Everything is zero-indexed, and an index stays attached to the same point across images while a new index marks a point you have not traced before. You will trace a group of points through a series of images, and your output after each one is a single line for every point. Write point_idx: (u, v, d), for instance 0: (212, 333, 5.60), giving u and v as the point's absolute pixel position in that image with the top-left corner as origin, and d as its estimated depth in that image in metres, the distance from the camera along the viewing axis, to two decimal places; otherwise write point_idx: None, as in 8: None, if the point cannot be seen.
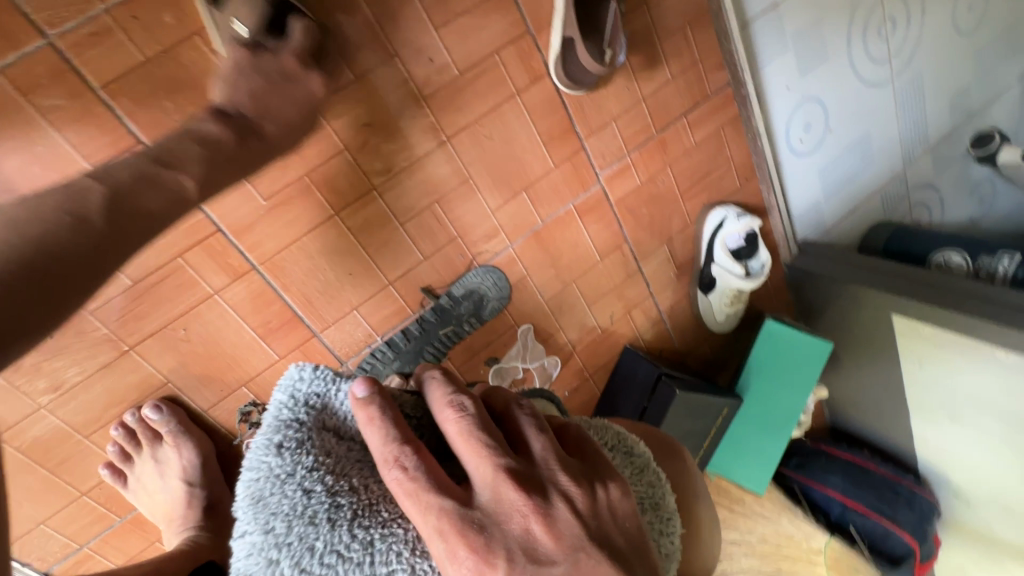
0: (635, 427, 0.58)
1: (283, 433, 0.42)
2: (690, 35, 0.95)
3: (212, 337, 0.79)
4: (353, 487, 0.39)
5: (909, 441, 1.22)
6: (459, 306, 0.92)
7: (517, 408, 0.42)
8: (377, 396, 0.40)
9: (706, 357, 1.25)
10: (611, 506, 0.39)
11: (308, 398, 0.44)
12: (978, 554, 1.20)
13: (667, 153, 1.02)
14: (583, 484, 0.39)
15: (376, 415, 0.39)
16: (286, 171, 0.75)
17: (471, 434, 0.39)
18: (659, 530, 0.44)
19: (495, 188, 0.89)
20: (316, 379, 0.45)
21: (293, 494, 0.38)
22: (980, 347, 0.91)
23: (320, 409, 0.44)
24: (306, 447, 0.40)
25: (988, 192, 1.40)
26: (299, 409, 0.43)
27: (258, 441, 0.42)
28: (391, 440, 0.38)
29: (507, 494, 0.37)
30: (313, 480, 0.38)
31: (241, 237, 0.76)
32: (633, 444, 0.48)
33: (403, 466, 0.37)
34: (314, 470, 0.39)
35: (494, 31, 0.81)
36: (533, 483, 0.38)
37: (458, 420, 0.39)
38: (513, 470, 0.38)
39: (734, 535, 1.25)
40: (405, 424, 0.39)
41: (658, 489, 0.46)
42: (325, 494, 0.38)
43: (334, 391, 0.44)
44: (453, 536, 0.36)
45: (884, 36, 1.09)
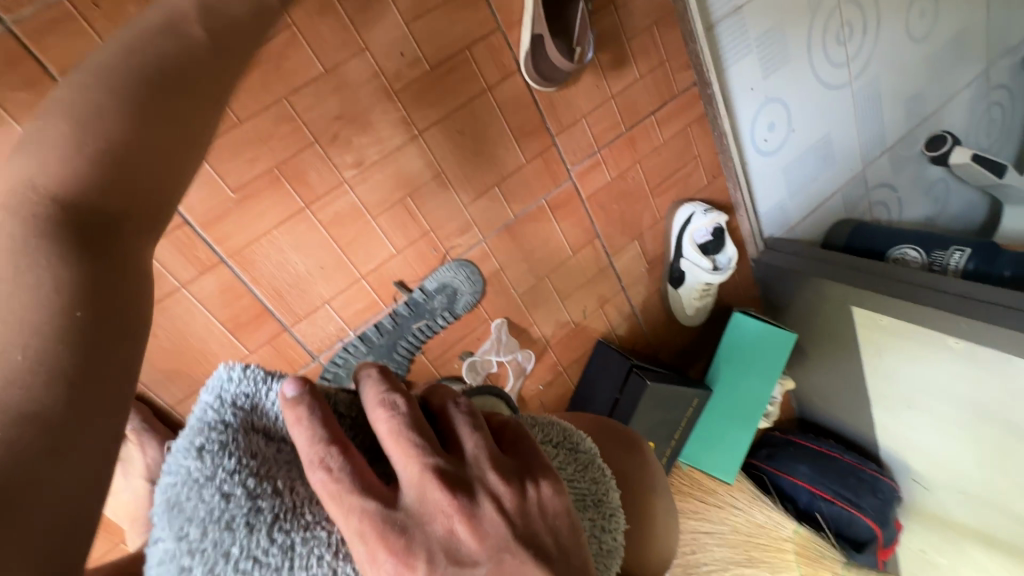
0: (590, 420, 0.60)
1: (205, 434, 0.36)
2: (657, 35, 0.97)
3: (179, 331, 0.78)
4: (277, 489, 0.35)
5: (871, 430, 1.27)
6: (432, 300, 0.92)
7: (454, 406, 0.40)
8: (306, 395, 0.36)
9: (677, 352, 1.27)
10: (542, 504, 0.38)
11: (236, 398, 0.38)
12: (937, 538, 1.24)
13: (636, 150, 1.04)
14: (514, 482, 0.38)
15: (304, 415, 0.36)
16: (254, 163, 0.75)
17: (401, 434, 0.36)
18: (603, 527, 0.45)
19: (467, 183, 0.90)
20: (246, 378, 0.39)
21: (210, 499, 0.33)
22: (934, 335, 0.95)
23: (249, 410, 0.38)
24: (228, 450, 0.35)
25: (942, 192, 1.47)
26: (225, 410, 0.37)
27: (178, 442, 0.36)
28: (317, 441, 0.35)
29: (433, 494, 0.35)
30: (233, 484, 0.34)
31: (208, 230, 0.75)
32: (578, 440, 0.49)
33: (328, 467, 0.34)
34: (236, 472, 0.35)
35: (465, 27, 0.82)
36: (461, 484, 0.36)
37: (389, 420, 0.36)
38: (443, 469, 0.36)
39: (705, 525, 1.26)
40: (334, 422, 0.36)
41: (601, 484, 0.47)
42: (245, 498, 0.34)
43: (265, 391, 0.39)
44: (374, 539, 0.34)
45: (842, 41, 1.14)
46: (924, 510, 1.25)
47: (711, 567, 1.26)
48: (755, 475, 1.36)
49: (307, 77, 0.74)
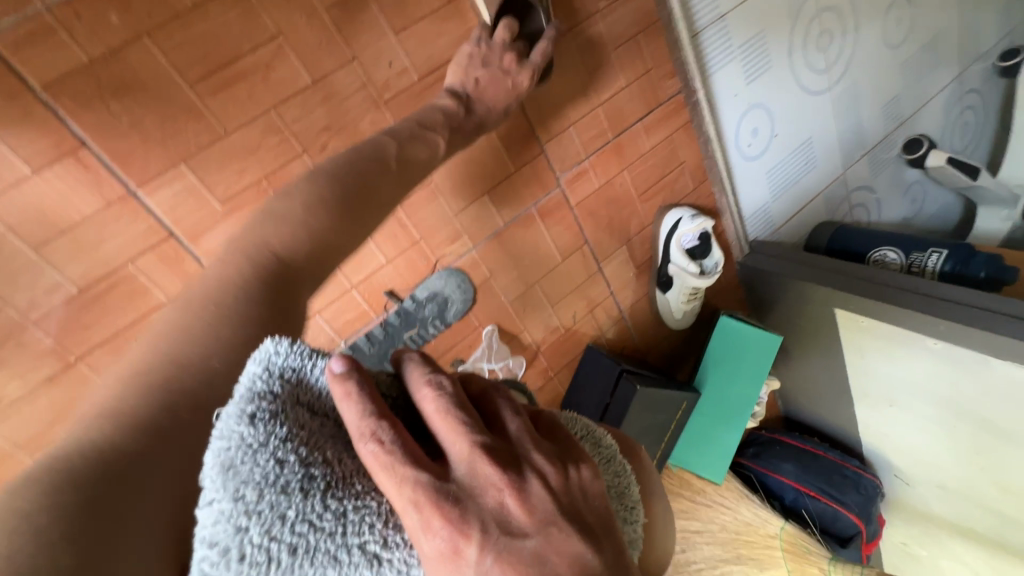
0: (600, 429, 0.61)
1: (255, 404, 0.35)
2: (643, 43, 0.98)
3: None
4: (327, 459, 0.35)
5: (854, 428, 1.30)
6: (423, 308, 0.92)
7: (495, 391, 0.41)
8: (354, 371, 0.37)
9: (666, 354, 1.29)
10: (583, 486, 0.38)
11: (283, 371, 0.37)
12: (918, 530, 1.28)
13: (623, 157, 1.05)
14: (558, 462, 0.38)
15: (353, 391, 0.36)
16: (243, 175, 0.74)
17: (449, 413, 0.37)
18: (625, 518, 0.44)
19: (456, 192, 0.90)
20: (292, 354, 0.38)
21: (264, 464, 0.33)
22: (913, 336, 0.98)
23: (295, 383, 0.38)
24: (279, 419, 0.35)
25: (919, 193, 1.51)
26: (272, 380, 0.37)
27: (228, 410, 0.35)
28: (368, 414, 0.35)
29: (485, 470, 0.36)
30: (286, 451, 0.33)
31: (196, 244, 0.75)
32: (601, 437, 0.48)
33: (379, 440, 0.35)
34: (287, 440, 0.34)
35: (453, 37, 0.82)
36: (509, 460, 0.37)
37: (437, 399, 0.37)
38: (490, 447, 0.37)
39: (695, 524, 1.29)
40: (382, 399, 0.37)
41: (622, 478, 0.46)
42: (299, 465, 0.33)
43: (311, 366, 0.38)
44: (428, 508, 0.34)
45: (823, 47, 1.17)
46: (906, 505, 1.29)
47: (700, 565, 1.27)
48: (743, 473, 1.39)
49: (295, 88, 0.74)
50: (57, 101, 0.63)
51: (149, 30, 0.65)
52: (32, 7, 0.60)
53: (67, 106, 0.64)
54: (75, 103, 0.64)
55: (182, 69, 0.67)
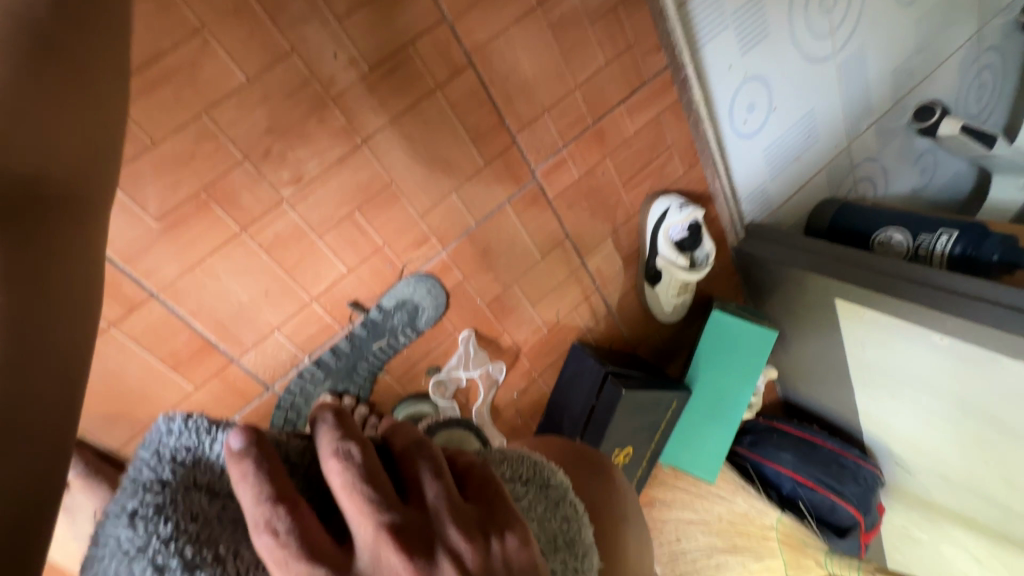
0: (566, 446, 0.58)
1: (140, 497, 0.33)
2: (623, 16, 0.89)
3: (116, 373, 0.73)
4: (218, 556, 0.31)
5: (855, 415, 1.25)
6: (391, 318, 0.86)
7: (416, 449, 0.36)
8: (253, 447, 0.33)
9: (658, 346, 1.23)
10: (507, 559, 0.34)
11: (176, 453, 0.35)
12: (918, 516, 1.24)
13: (605, 144, 0.97)
14: (478, 538, 0.33)
15: (250, 472, 0.32)
16: (177, 188, 0.68)
17: (356, 488, 0.33)
18: (574, 568, 0.41)
19: (421, 192, 0.83)
20: (187, 431, 0.36)
21: (141, 574, 0.30)
22: (918, 330, 0.92)
23: (190, 465, 0.35)
24: (164, 514, 0.32)
25: (930, 163, 1.41)
26: (163, 466, 0.34)
27: (113, 507, 0.33)
28: (263, 499, 0.31)
29: (389, 557, 0.31)
30: (167, 555, 0.30)
31: (133, 264, 0.68)
32: (549, 475, 0.46)
33: (273, 529, 0.31)
34: (171, 541, 0.31)
35: (405, 19, 0.73)
36: (419, 541, 0.32)
37: (343, 472, 0.33)
38: (399, 526, 0.32)
39: (688, 514, 1.29)
40: (284, 477, 0.33)
41: (573, 523, 0.43)
42: (181, 570, 0.30)
43: (209, 443, 0.36)
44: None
45: (826, 8, 1.05)
46: (907, 492, 1.25)
47: (695, 555, 1.29)
48: (739, 463, 1.35)
49: (227, 89, 0.66)
50: None
51: None
52: None
53: None
54: None
55: None
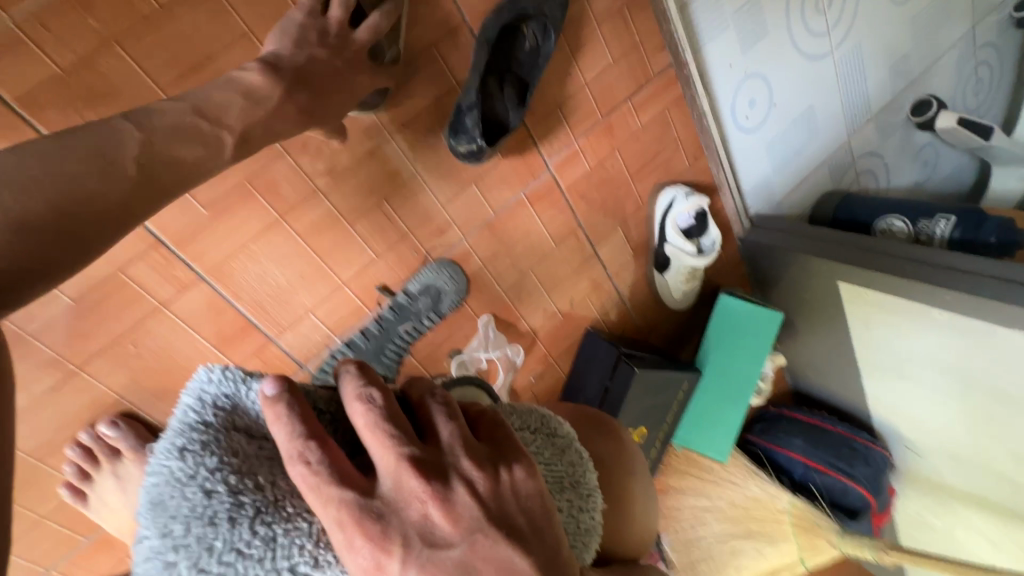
0: (577, 410, 0.62)
1: (187, 436, 0.38)
2: (629, 18, 0.96)
3: (166, 352, 0.79)
4: (258, 484, 0.36)
5: (864, 401, 1.28)
6: (416, 302, 0.92)
7: (430, 397, 0.41)
8: (286, 393, 0.37)
9: (668, 334, 1.28)
10: (515, 488, 0.38)
11: (216, 401, 0.40)
12: (930, 500, 1.26)
13: (614, 137, 1.03)
14: (487, 467, 0.38)
15: (283, 413, 0.36)
16: (224, 178, 0.74)
17: (378, 426, 0.37)
18: (579, 507, 0.45)
19: (443, 183, 0.89)
20: (225, 381, 0.41)
21: (192, 496, 0.35)
22: (919, 307, 0.96)
23: (228, 410, 0.40)
24: (209, 449, 0.37)
25: (931, 156, 1.45)
26: (205, 411, 0.39)
27: (162, 443, 0.38)
28: (296, 436, 0.36)
29: (409, 482, 0.35)
30: (214, 481, 0.35)
31: (184, 249, 0.74)
32: (557, 426, 0.49)
33: (306, 461, 0.35)
34: (217, 470, 0.36)
35: (430, 24, 0.80)
36: (434, 469, 0.36)
37: (366, 413, 0.37)
38: (417, 457, 0.36)
39: (704, 502, 1.31)
40: (314, 418, 0.37)
41: (579, 467, 0.47)
42: (227, 494, 0.35)
43: (244, 392, 0.41)
44: (352, 527, 0.34)
45: (822, 10, 1.11)
46: (918, 475, 1.27)
47: (711, 540, 1.32)
48: (750, 450, 1.38)
49: None
50: (34, 115, 0.64)
51: (120, 38, 0.65)
52: None
53: (44, 118, 0.64)
54: (53, 116, 0.64)
55: (156, 75, 0.67)
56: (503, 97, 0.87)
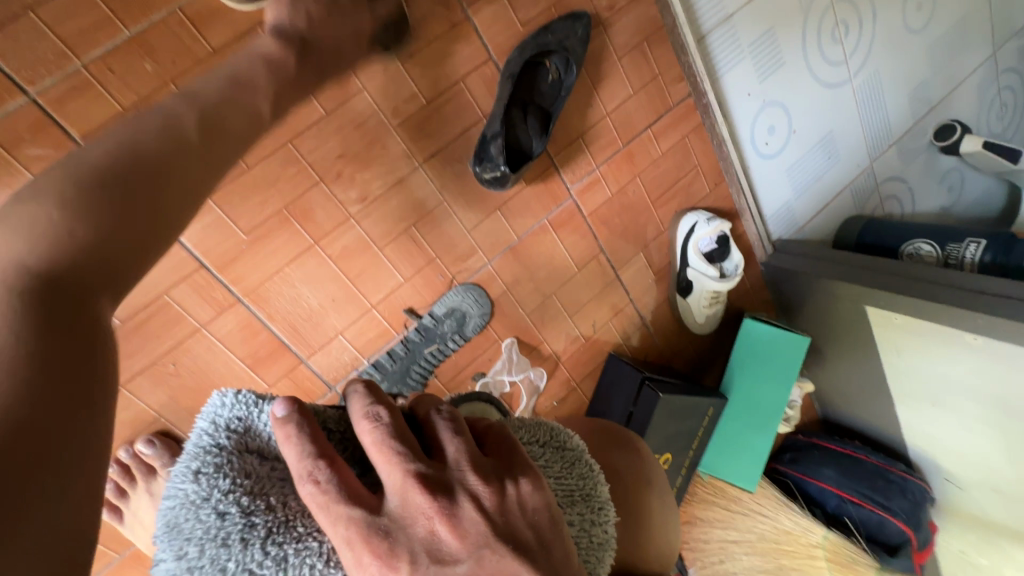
0: (592, 424, 0.63)
1: (202, 458, 0.39)
2: (649, 51, 0.99)
3: (203, 371, 0.82)
4: (270, 505, 0.37)
5: (898, 430, 1.24)
6: (442, 324, 0.94)
7: (437, 414, 0.41)
8: (295, 413, 0.38)
9: (691, 359, 1.27)
10: (521, 501, 0.39)
11: (230, 422, 0.41)
12: (974, 536, 1.20)
13: (635, 164, 1.05)
14: (494, 482, 0.39)
15: (293, 433, 0.37)
16: (264, 206, 0.78)
17: (385, 444, 0.37)
18: (592, 519, 0.45)
19: (469, 209, 0.92)
20: (238, 403, 0.41)
21: (206, 518, 0.36)
22: (951, 332, 0.94)
23: (242, 432, 0.40)
24: (223, 471, 0.38)
25: (957, 180, 1.43)
26: (219, 434, 0.40)
27: (178, 466, 0.39)
28: (305, 455, 0.36)
29: (415, 498, 0.36)
30: (227, 502, 0.36)
31: (224, 272, 0.78)
32: (565, 439, 0.50)
33: (315, 480, 0.36)
34: (230, 492, 0.37)
35: (458, 60, 0.85)
36: (441, 485, 0.37)
37: (373, 431, 0.37)
38: (424, 474, 0.37)
39: (732, 533, 1.26)
40: (323, 437, 0.37)
41: (589, 480, 0.48)
42: (239, 515, 0.36)
43: (257, 414, 0.41)
44: (360, 545, 0.35)
45: (837, 39, 1.14)
46: (960, 510, 1.21)
47: None
48: (780, 480, 1.34)
49: (309, 121, 0.78)
50: None
51: (175, 78, 0.70)
52: (71, 64, 0.66)
53: None
54: None
55: None
56: (528, 125, 0.90)
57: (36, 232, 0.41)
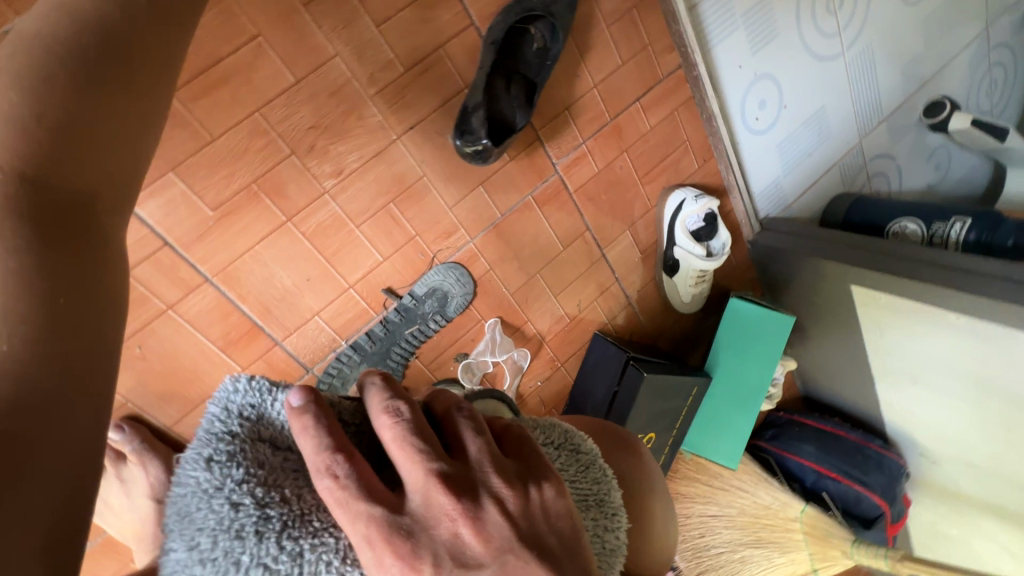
0: (593, 423, 0.61)
1: (213, 446, 0.36)
2: (638, 18, 0.95)
3: (172, 354, 0.78)
4: (285, 497, 0.35)
5: (877, 407, 1.26)
6: (423, 305, 0.91)
7: (458, 410, 0.39)
8: (311, 403, 0.36)
9: (677, 338, 1.26)
10: (545, 506, 0.37)
11: (242, 409, 0.38)
12: (946, 509, 1.23)
13: (622, 138, 1.02)
14: (518, 485, 0.37)
15: (310, 424, 0.35)
16: (231, 180, 0.74)
17: (406, 440, 0.35)
18: (604, 526, 0.44)
19: (451, 185, 0.89)
20: (251, 390, 0.38)
21: (219, 509, 0.33)
22: (935, 312, 0.93)
23: (255, 420, 0.38)
24: (236, 460, 0.35)
25: (944, 159, 1.43)
26: (231, 421, 0.37)
27: (188, 453, 0.36)
28: (323, 448, 0.34)
29: (439, 499, 0.34)
30: (241, 493, 0.34)
31: (190, 251, 0.74)
32: (580, 442, 0.48)
33: (334, 474, 0.34)
34: (244, 482, 0.34)
35: (437, 25, 0.80)
36: (465, 486, 0.35)
37: (393, 426, 0.35)
38: (447, 474, 0.35)
39: (712, 508, 1.28)
40: (341, 429, 0.35)
41: (603, 484, 0.46)
42: (254, 507, 0.34)
43: (270, 402, 0.38)
44: (381, 545, 0.33)
45: (832, 10, 1.10)
46: (934, 484, 1.24)
47: (720, 550, 1.28)
48: (761, 457, 1.36)
49: (278, 89, 0.73)
50: None
51: None
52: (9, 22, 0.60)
53: None
54: None
55: None
56: (511, 98, 0.86)
57: (10, 139, 0.33)
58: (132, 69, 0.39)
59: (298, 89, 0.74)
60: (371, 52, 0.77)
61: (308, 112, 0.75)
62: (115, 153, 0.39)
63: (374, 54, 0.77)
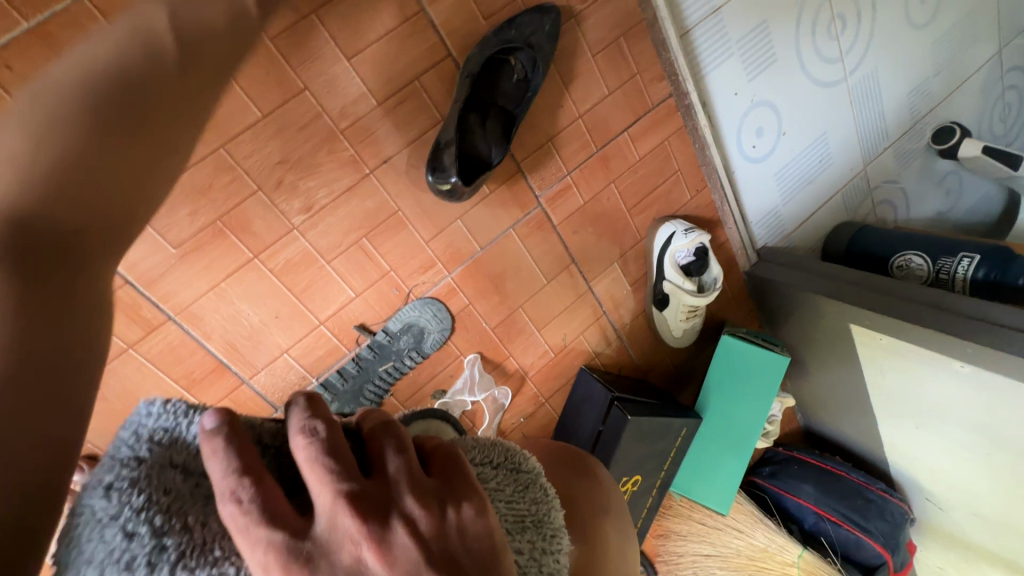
0: (548, 447, 0.58)
1: (115, 470, 0.30)
2: (626, 46, 0.92)
3: (133, 393, 0.76)
4: (187, 525, 0.29)
5: (880, 447, 1.20)
6: (398, 341, 0.88)
7: (385, 427, 0.34)
8: (225, 425, 0.31)
9: (669, 371, 1.22)
10: (462, 527, 0.31)
11: (155, 433, 0.32)
12: (955, 556, 1.17)
13: (610, 170, 0.98)
14: (434, 505, 0.31)
15: (220, 449, 0.30)
16: (195, 217, 0.71)
17: (318, 461, 0.30)
18: (542, 549, 0.38)
19: (426, 219, 0.86)
20: (166, 413, 0.32)
21: (110, 540, 0.28)
22: (938, 357, 0.88)
23: (167, 445, 0.32)
24: (138, 486, 0.29)
25: (954, 184, 1.37)
26: (139, 444, 0.31)
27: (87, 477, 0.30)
28: (230, 471, 0.29)
29: (345, 521, 0.29)
30: (137, 522, 0.28)
31: (151, 290, 0.72)
32: (521, 460, 0.42)
33: (238, 498, 0.29)
34: (143, 509, 0.29)
35: (412, 57, 0.77)
36: (376, 508, 0.30)
37: (307, 447, 0.30)
38: (358, 494, 0.30)
39: (706, 548, 1.23)
40: (254, 450, 0.30)
41: (543, 504, 0.40)
42: (149, 537, 0.28)
43: (188, 425, 0.32)
44: None
45: (834, 34, 1.06)
46: (940, 530, 1.18)
47: None
48: (758, 494, 1.30)
49: (244, 124, 0.70)
50: None
51: None
52: None
53: None
54: None
55: None
56: (488, 133, 0.84)
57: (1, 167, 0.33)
58: (151, 120, 0.40)
59: (265, 126, 0.72)
60: (342, 84, 0.74)
61: (276, 147, 0.73)
62: (127, 190, 0.38)
63: (345, 87, 0.74)
